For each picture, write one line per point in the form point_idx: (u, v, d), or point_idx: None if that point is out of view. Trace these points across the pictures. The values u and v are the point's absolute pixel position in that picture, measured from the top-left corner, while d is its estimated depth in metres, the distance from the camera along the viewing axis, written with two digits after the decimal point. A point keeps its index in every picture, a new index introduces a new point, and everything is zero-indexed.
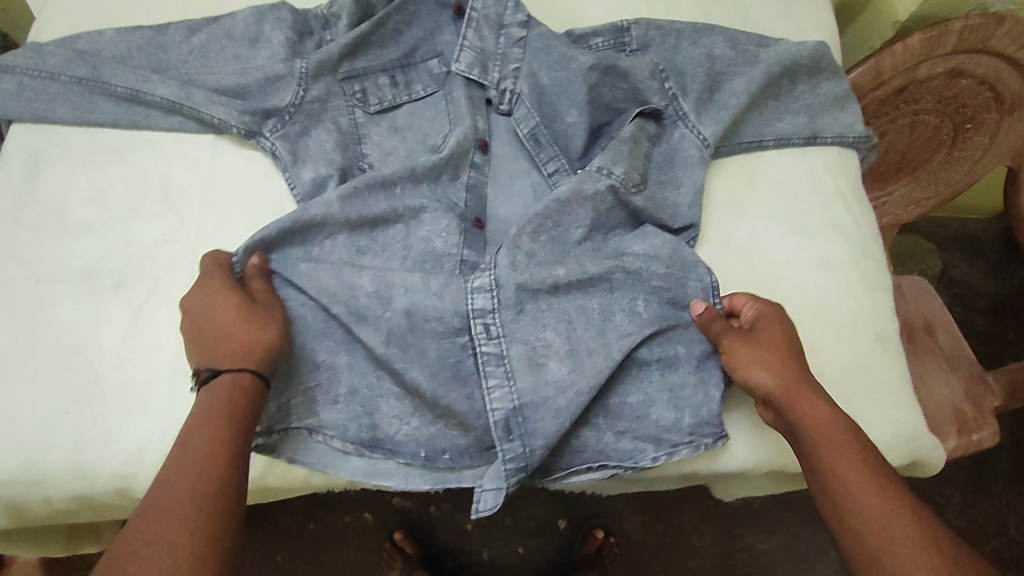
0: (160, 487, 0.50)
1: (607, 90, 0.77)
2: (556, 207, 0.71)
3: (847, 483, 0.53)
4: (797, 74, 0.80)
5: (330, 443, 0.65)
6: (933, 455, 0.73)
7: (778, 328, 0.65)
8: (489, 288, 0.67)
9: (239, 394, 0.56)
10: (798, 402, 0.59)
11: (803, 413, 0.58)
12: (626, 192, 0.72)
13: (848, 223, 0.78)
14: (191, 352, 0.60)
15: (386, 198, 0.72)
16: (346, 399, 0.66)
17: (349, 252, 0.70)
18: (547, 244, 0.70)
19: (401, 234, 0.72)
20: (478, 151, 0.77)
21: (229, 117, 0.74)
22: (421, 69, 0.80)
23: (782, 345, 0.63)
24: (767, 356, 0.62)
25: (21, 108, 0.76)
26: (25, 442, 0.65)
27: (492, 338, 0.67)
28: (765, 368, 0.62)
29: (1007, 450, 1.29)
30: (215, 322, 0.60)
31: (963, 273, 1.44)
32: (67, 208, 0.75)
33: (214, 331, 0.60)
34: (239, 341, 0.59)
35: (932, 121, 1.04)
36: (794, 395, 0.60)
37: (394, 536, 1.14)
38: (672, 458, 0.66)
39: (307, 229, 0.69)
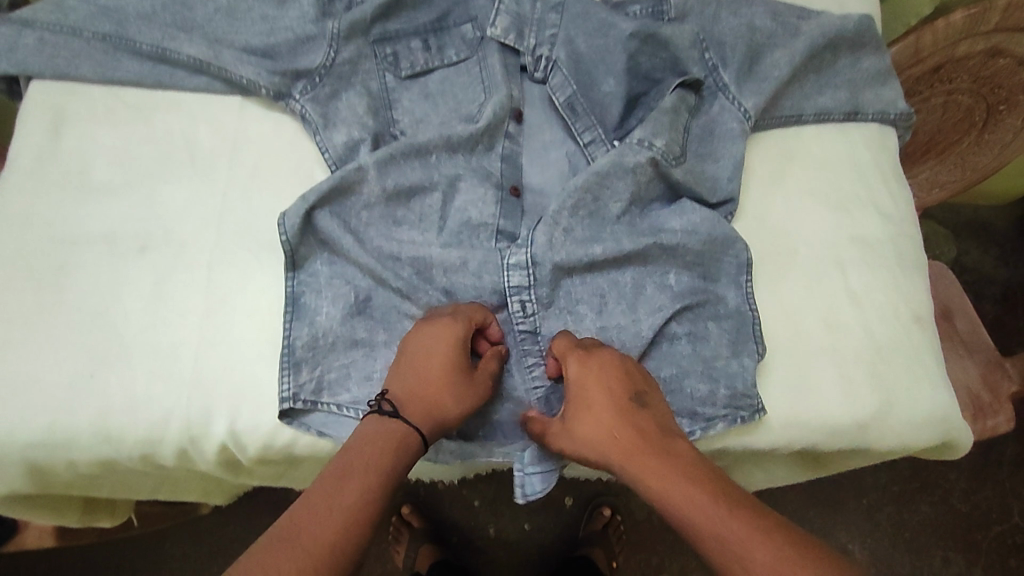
0: (327, 494, 0.54)
1: (646, 59, 0.75)
2: (595, 180, 0.69)
3: (726, 530, 0.51)
4: (839, 48, 0.78)
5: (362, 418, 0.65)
6: (964, 438, 0.73)
7: (602, 377, 0.62)
8: (523, 266, 0.67)
9: (406, 452, 0.58)
10: (622, 459, 0.58)
11: (646, 478, 0.56)
12: (667, 164, 0.70)
13: (886, 200, 0.78)
14: (399, 389, 0.61)
15: (422, 165, 0.71)
16: (380, 376, 0.66)
17: (386, 219, 0.70)
18: (586, 219, 0.69)
19: (436, 203, 0.71)
20: (512, 121, 0.76)
21: (259, 78, 0.72)
22: (454, 33, 0.78)
23: (601, 403, 0.60)
24: (593, 429, 0.60)
25: (41, 63, 0.74)
26: (50, 405, 0.63)
27: (528, 316, 0.68)
28: (596, 445, 0.60)
29: (1013, 438, 1.28)
30: (443, 374, 0.62)
31: (975, 260, 1.42)
32: (91, 168, 0.73)
33: (417, 379, 0.62)
34: (426, 409, 0.61)
35: (966, 102, 1.01)
36: (634, 465, 0.57)
37: (401, 510, 1.16)
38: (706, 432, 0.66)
39: (348, 191, 0.69)
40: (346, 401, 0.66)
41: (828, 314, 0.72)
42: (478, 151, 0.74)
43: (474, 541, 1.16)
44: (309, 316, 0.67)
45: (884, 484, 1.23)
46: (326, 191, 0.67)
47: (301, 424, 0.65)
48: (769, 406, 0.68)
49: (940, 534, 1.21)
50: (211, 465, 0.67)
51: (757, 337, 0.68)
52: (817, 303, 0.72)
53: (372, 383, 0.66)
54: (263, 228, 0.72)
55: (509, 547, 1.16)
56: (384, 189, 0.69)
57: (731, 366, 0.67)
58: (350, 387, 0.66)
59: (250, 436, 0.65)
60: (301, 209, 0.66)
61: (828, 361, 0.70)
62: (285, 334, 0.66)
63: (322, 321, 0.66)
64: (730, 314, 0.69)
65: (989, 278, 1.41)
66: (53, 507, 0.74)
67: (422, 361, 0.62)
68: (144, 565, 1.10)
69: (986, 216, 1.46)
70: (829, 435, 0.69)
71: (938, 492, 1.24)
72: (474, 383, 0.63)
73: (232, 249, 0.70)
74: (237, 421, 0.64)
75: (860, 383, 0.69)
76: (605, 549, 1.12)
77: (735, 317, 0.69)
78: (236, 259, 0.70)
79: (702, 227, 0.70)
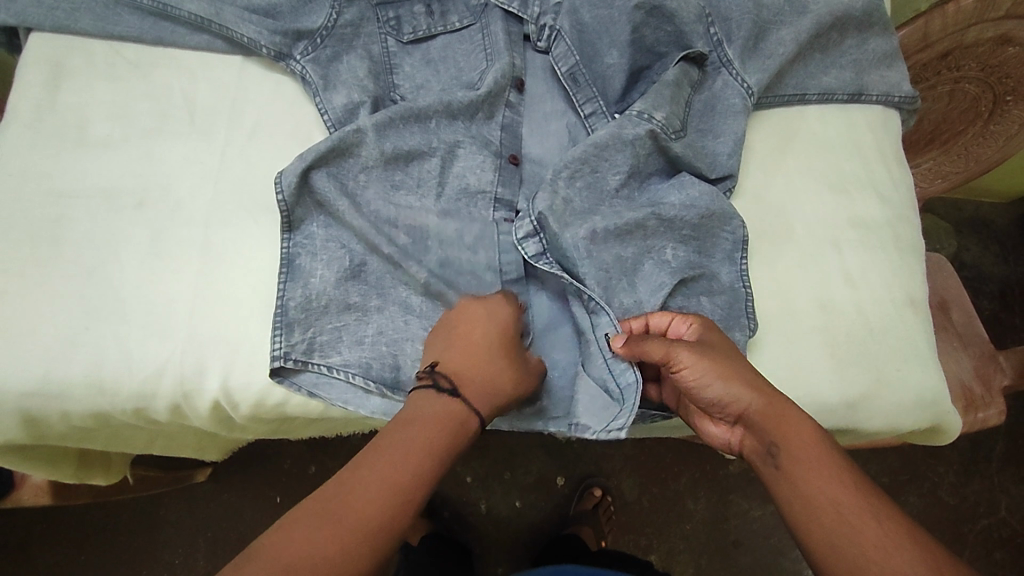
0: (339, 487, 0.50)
1: (650, 31, 0.74)
2: (593, 151, 0.68)
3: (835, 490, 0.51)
4: (847, 27, 0.78)
5: (352, 380, 0.64)
6: (952, 423, 0.73)
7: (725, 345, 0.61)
8: (531, 234, 0.68)
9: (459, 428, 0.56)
10: (770, 421, 0.56)
11: (789, 428, 0.55)
12: (666, 137, 0.70)
13: (887, 184, 0.78)
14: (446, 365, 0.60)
15: (422, 127, 0.71)
16: (372, 340, 0.65)
17: (382, 175, 0.69)
18: (584, 190, 0.68)
19: (435, 167, 0.70)
20: (514, 90, 0.75)
21: (259, 37, 0.72)
22: (457, 0, 0.77)
23: (729, 353, 0.60)
24: (733, 372, 0.58)
25: (41, 15, 0.73)
26: (43, 356, 0.63)
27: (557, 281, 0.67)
28: (740, 389, 0.58)
29: (1004, 433, 1.28)
30: (491, 347, 0.61)
31: (976, 256, 1.42)
32: (90, 123, 0.72)
33: (466, 351, 0.60)
34: (478, 384, 0.59)
35: (972, 91, 1.00)
36: (777, 414, 0.56)
37: None
38: None
39: (347, 151, 0.68)
40: (340, 364, 0.64)
41: (822, 293, 0.72)
42: (478, 119, 0.73)
43: (465, 516, 1.17)
44: (303, 277, 0.66)
45: (872, 476, 1.24)
46: (323, 151, 0.67)
47: (287, 379, 0.64)
48: None
49: (927, 526, 1.22)
50: (204, 421, 0.68)
51: (749, 313, 0.68)
52: (812, 282, 0.72)
53: (363, 346, 0.65)
54: (261, 189, 0.71)
55: (499, 521, 1.17)
56: (382, 153, 0.69)
57: None
58: (341, 351, 0.65)
59: (242, 393, 0.65)
60: (297, 169, 0.66)
61: (819, 339, 0.70)
62: (279, 295, 0.64)
63: (314, 281, 0.66)
64: (723, 290, 0.69)
65: (987, 274, 1.41)
66: (48, 460, 0.75)
67: (466, 335, 0.62)
68: (138, 525, 1.12)
69: (988, 213, 1.45)
70: (817, 413, 0.69)
71: (926, 484, 1.24)
72: (520, 365, 0.62)
73: (230, 207, 0.70)
74: (229, 378, 0.65)
75: (850, 363, 0.70)
76: (594, 527, 1.13)
77: (728, 292, 0.69)
78: (233, 218, 0.70)
79: (701, 200, 0.69)
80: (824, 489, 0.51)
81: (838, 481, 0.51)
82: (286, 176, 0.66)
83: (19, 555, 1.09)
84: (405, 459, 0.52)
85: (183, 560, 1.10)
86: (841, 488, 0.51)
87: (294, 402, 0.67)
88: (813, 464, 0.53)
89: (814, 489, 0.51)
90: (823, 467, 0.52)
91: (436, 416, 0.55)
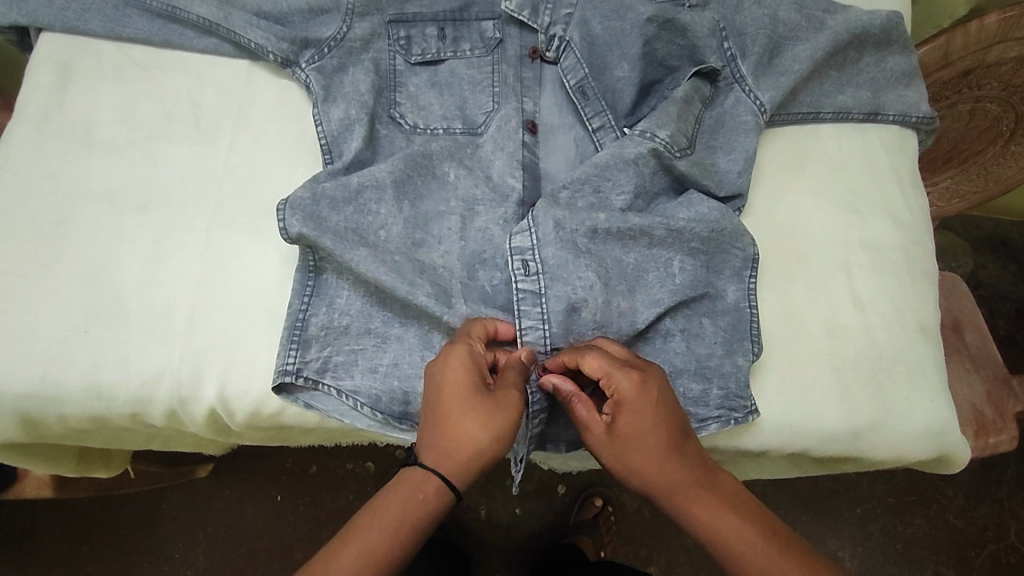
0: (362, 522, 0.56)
1: (662, 45, 0.72)
2: (595, 170, 0.67)
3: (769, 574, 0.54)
4: (864, 45, 0.76)
5: (360, 410, 0.63)
6: (960, 454, 0.71)
7: (642, 419, 0.57)
8: (527, 229, 0.65)
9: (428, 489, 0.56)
10: (675, 507, 0.57)
11: (697, 516, 0.57)
12: (671, 156, 0.68)
13: (901, 207, 0.76)
14: (421, 432, 0.59)
15: (433, 169, 0.70)
16: (385, 371, 0.65)
17: (401, 227, 0.67)
18: (590, 209, 0.67)
19: (456, 226, 0.69)
20: (527, 131, 0.73)
21: (266, 43, 0.71)
22: (473, 27, 0.75)
23: (648, 433, 0.57)
24: (641, 463, 0.57)
25: (51, 15, 0.73)
26: (43, 358, 0.62)
27: (531, 274, 0.64)
28: (646, 481, 0.57)
29: (1016, 457, 1.26)
30: (451, 404, 0.57)
31: (992, 275, 1.39)
32: (96, 123, 0.72)
33: (435, 414, 0.58)
34: (454, 445, 0.57)
35: (993, 110, 0.97)
36: (687, 500, 0.57)
37: None
38: (700, 432, 0.64)
39: (361, 192, 0.66)
40: (348, 389, 0.64)
41: (834, 319, 0.70)
42: (483, 138, 0.73)
43: (464, 521, 1.16)
44: (327, 296, 0.66)
45: (879, 496, 1.22)
46: (337, 195, 0.64)
47: (285, 393, 0.63)
48: (763, 411, 0.67)
49: (933, 549, 1.20)
50: (201, 427, 0.67)
51: (754, 336, 0.67)
52: (821, 307, 0.70)
53: (376, 375, 0.64)
54: (265, 194, 0.71)
55: (499, 528, 1.16)
56: (393, 178, 0.67)
57: (725, 365, 0.66)
58: (353, 376, 0.64)
59: (239, 402, 0.65)
60: (309, 190, 0.64)
61: (827, 364, 0.68)
62: (300, 311, 0.65)
63: (322, 302, 0.66)
64: (727, 311, 0.68)
65: (1003, 294, 1.37)
66: (47, 457, 0.75)
67: (431, 397, 0.58)
68: (138, 520, 1.12)
69: (1007, 231, 1.42)
70: (822, 441, 0.67)
71: (933, 506, 1.22)
72: (496, 409, 0.57)
73: (234, 213, 0.70)
74: (227, 386, 0.64)
75: (858, 390, 0.68)
76: (593, 537, 1.11)
77: (727, 311, 0.68)
78: (236, 225, 0.69)
79: (710, 216, 0.68)
80: (755, 561, 0.55)
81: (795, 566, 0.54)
82: (289, 202, 0.62)
83: (21, 546, 1.10)
84: (373, 532, 0.55)
85: (183, 556, 1.11)
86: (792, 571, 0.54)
87: (292, 411, 0.67)
88: (738, 540, 0.55)
89: (742, 561, 0.55)
90: (757, 544, 0.55)
91: (412, 495, 0.56)
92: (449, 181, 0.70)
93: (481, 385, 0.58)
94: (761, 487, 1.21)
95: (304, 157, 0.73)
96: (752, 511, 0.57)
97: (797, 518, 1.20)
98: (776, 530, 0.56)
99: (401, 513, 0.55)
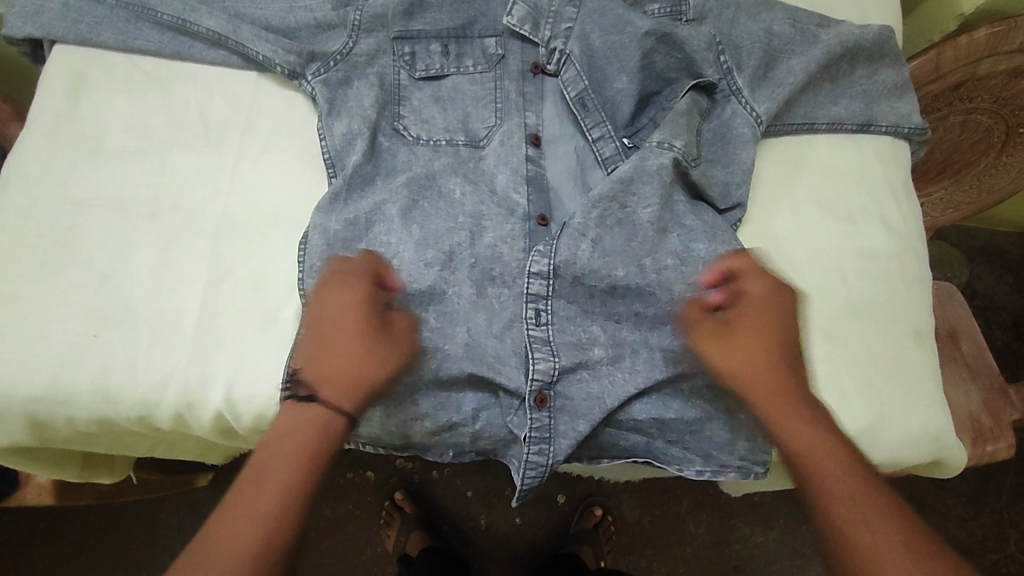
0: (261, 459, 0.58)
1: (661, 58, 0.74)
2: (620, 187, 0.69)
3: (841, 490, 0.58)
4: (857, 58, 0.78)
5: (362, 449, 0.69)
6: (955, 457, 0.72)
7: (762, 319, 0.66)
8: (545, 275, 0.69)
9: (319, 428, 0.59)
10: (768, 407, 0.63)
11: (790, 423, 0.62)
12: (688, 165, 0.70)
13: (895, 216, 0.78)
14: (308, 361, 0.63)
15: (439, 188, 0.72)
16: (381, 417, 0.66)
17: (411, 248, 0.69)
18: (614, 229, 0.69)
19: (465, 241, 0.70)
20: (530, 145, 0.75)
21: (274, 55, 0.73)
22: (476, 43, 0.77)
23: (777, 335, 0.65)
24: (752, 351, 0.64)
25: (65, 28, 0.75)
26: (52, 362, 0.64)
27: (542, 324, 0.68)
28: (746, 368, 0.64)
29: (1014, 467, 1.26)
30: (339, 338, 0.63)
31: (988, 286, 1.40)
32: (106, 133, 0.74)
33: (311, 349, 0.63)
34: (347, 373, 0.62)
35: (984, 122, 0.99)
36: (781, 412, 0.62)
37: (409, 538, 1.10)
38: (716, 475, 0.68)
39: (369, 226, 0.69)
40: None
41: (827, 324, 0.71)
42: (485, 151, 0.75)
43: (465, 531, 1.17)
44: None
45: None
46: (346, 236, 0.68)
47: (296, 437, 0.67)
48: None
49: None
50: (206, 432, 0.68)
51: None
52: (817, 314, 0.72)
53: (372, 420, 0.66)
54: (271, 203, 0.72)
55: (498, 537, 1.16)
56: (399, 207, 0.70)
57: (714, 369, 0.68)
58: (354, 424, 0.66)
59: (244, 406, 0.65)
60: (321, 232, 0.68)
61: (823, 371, 0.70)
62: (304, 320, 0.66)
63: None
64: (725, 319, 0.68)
65: (999, 305, 1.39)
66: (52, 462, 0.76)
67: (331, 334, 0.63)
68: (138, 528, 1.12)
69: (1002, 243, 1.44)
70: None
71: (934, 516, 1.22)
72: (390, 344, 0.64)
73: (240, 222, 0.71)
74: (233, 389, 0.65)
75: (854, 393, 0.69)
76: (594, 548, 1.11)
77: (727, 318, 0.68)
78: (243, 232, 0.71)
79: (720, 229, 0.70)
80: (830, 483, 0.59)
81: (876, 510, 0.57)
82: (305, 248, 0.67)
83: (22, 554, 1.10)
84: (274, 475, 0.57)
85: None
86: (875, 520, 0.56)
87: None
88: (825, 467, 0.59)
89: (816, 481, 0.59)
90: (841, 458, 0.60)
91: (307, 413, 0.60)
92: (455, 197, 0.72)
93: (373, 316, 0.64)
94: (760, 496, 1.21)
95: (309, 167, 0.74)
96: (852, 458, 0.60)
97: (797, 528, 1.20)
98: (869, 480, 0.59)
99: (298, 441, 0.58)
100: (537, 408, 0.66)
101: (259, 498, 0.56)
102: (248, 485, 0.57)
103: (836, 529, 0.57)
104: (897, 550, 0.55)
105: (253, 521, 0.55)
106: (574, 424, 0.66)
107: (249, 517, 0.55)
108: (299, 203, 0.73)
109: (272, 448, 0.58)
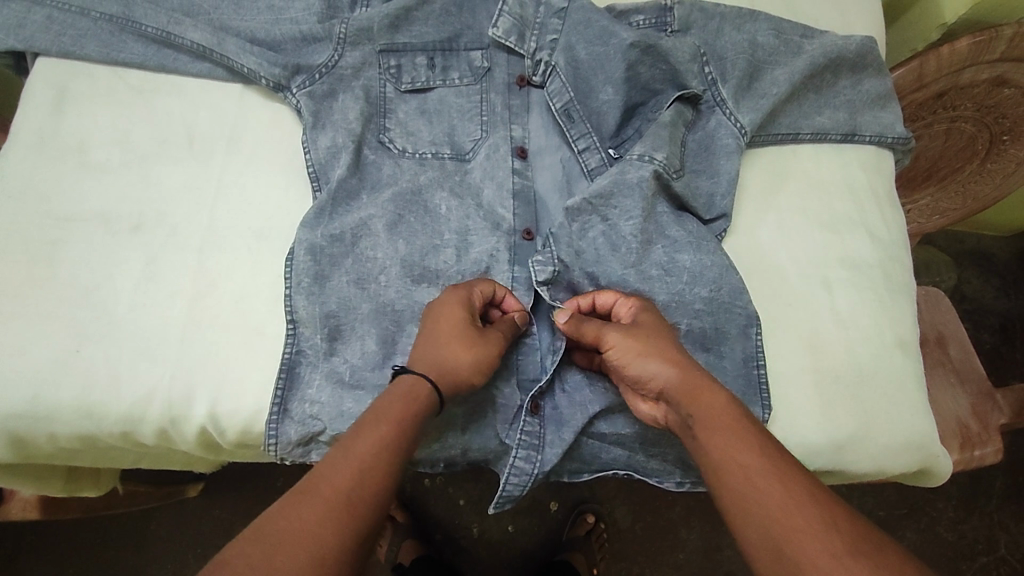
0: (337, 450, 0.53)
1: (646, 70, 0.74)
2: (598, 198, 0.70)
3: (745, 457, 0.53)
4: (840, 68, 0.79)
5: None
6: (940, 466, 0.73)
7: (657, 324, 0.63)
8: (549, 282, 0.70)
9: (417, 411, 0.57)
10: (689, 395, 0.57)
11: (700, 402, 0.57)
12: (669, 177, 0.71)
13: (879, 226, 0.78)
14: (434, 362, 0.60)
15: (425, 203, 0.72)
16: None
17: (398, 264, 0.69)
18: (597, 238, 0.71)
19: (451, 258, 0.70)
20: (517, 157, 0.75)
21: (259, 68, 0.73)
22: (462, 56, 0.77)
23: (661, 331, 0.62)
24: (658, 344, 0.60)
25: (47, 41, 0.74)
26: (34, 378, 0.63)
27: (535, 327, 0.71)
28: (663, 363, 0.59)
29: (1003, 469, 1.27)
30: (445, 344, 0.61)
31: (976, 289, 1.41)
32: (90, 146, 0.74)
33: (426, 346, 0.61)
34: (455, 364, 0.60)
35: (969, 130, 1.00)
36: (696, 389, 0.57)
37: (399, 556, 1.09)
38: (695, 487, 0.70)
39: (356, 241, 0.69)
40: (331, 414, 0.63)
41: (813, 335, 0.72)
42: (471, 164, 0.75)
43: (457, 540, 1.16)
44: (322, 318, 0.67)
45: (869, 509, 1.22)
46: (333, 252, 0.68)
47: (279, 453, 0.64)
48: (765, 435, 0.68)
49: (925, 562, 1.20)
50: (191, 447, 0.68)
51: (763, 396, 0.68)
52: (802, 325, 0.72)
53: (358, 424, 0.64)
54: (258, 216, 0.72)
55: (491, 545, 1.16)
56: (385, 221, 0.70)
57: None
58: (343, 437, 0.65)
59: (230, 421, 0.65)
60: (306, 248, 0.67)
61: (808, 382, 0.70)
62: (290, 336, 0.66)
63: (313, 344, 0.66)
64: (709, 328, 0.69)
65: (987, 308, 1.40)
66: (36, 478, 0.75)
67: (447, 333, 0.61)
68: (126, 540, 1.11)
69: (988, 246, 1.45)
70: (805, 455, 0.69)
71: (923, 520, 1.23)
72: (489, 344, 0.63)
73: (225, 235, 0.71)
74: (217, 404, 0.64)
75: (839, 403, 0.69)
76: (586, 555, 1.11)
77: (708, 327, 0.69)
78: (228, 246, 0.70)
79: (702, 239, 0.71)
80: (741, 463, 0.52)
81: (794, 497, 0.49)
82: (291, 263, 0.67)
83: (8, 567, 1.09)
84: (366, 448, 0.53)
85: None
86: (802, 503, 0.49)
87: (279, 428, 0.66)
88: (732, 443, 0.54)
89: (729, 461, 0.53)
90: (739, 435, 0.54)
91: (411, 396, 0.57)
92: (441, 212, 0.72)
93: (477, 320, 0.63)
94: None
95: (295, 180, 0.74)
96: (757, 438, 0.54)
97: None
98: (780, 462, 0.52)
99: (396, 412, 0.56)
100: (529, 413, 0.68)
101: (328, 497, 0.49)
102: (312, 494, 0.49)
103: (770, 522, 0.49)
104: (841, 541, 0.46)
105: (325, 500, 0.49)
106: (561, 432, 0.67)
107: (319, 498, 0.49)
108: (285, 217, 0.73)
109: (356, 442, 0.53)
